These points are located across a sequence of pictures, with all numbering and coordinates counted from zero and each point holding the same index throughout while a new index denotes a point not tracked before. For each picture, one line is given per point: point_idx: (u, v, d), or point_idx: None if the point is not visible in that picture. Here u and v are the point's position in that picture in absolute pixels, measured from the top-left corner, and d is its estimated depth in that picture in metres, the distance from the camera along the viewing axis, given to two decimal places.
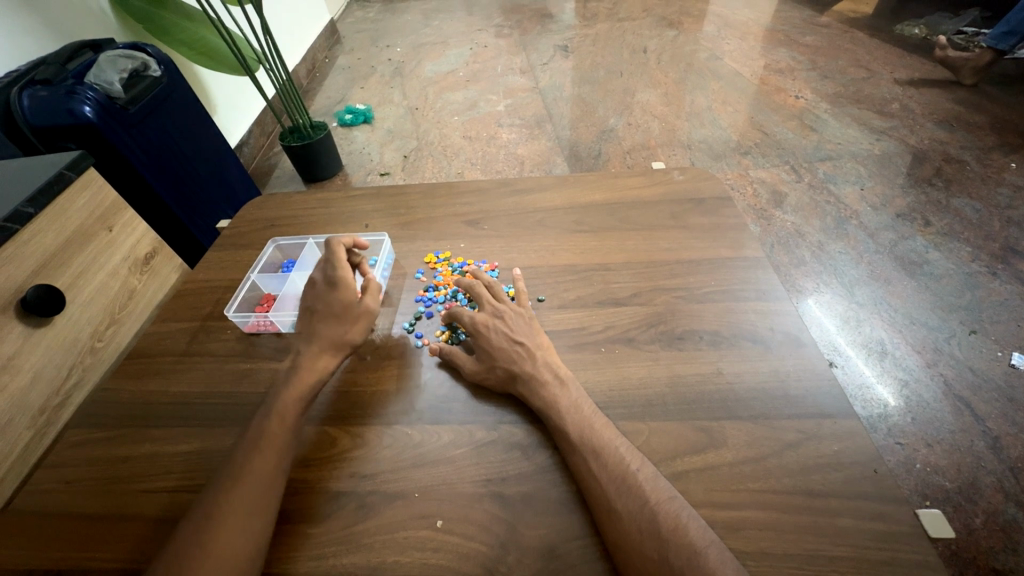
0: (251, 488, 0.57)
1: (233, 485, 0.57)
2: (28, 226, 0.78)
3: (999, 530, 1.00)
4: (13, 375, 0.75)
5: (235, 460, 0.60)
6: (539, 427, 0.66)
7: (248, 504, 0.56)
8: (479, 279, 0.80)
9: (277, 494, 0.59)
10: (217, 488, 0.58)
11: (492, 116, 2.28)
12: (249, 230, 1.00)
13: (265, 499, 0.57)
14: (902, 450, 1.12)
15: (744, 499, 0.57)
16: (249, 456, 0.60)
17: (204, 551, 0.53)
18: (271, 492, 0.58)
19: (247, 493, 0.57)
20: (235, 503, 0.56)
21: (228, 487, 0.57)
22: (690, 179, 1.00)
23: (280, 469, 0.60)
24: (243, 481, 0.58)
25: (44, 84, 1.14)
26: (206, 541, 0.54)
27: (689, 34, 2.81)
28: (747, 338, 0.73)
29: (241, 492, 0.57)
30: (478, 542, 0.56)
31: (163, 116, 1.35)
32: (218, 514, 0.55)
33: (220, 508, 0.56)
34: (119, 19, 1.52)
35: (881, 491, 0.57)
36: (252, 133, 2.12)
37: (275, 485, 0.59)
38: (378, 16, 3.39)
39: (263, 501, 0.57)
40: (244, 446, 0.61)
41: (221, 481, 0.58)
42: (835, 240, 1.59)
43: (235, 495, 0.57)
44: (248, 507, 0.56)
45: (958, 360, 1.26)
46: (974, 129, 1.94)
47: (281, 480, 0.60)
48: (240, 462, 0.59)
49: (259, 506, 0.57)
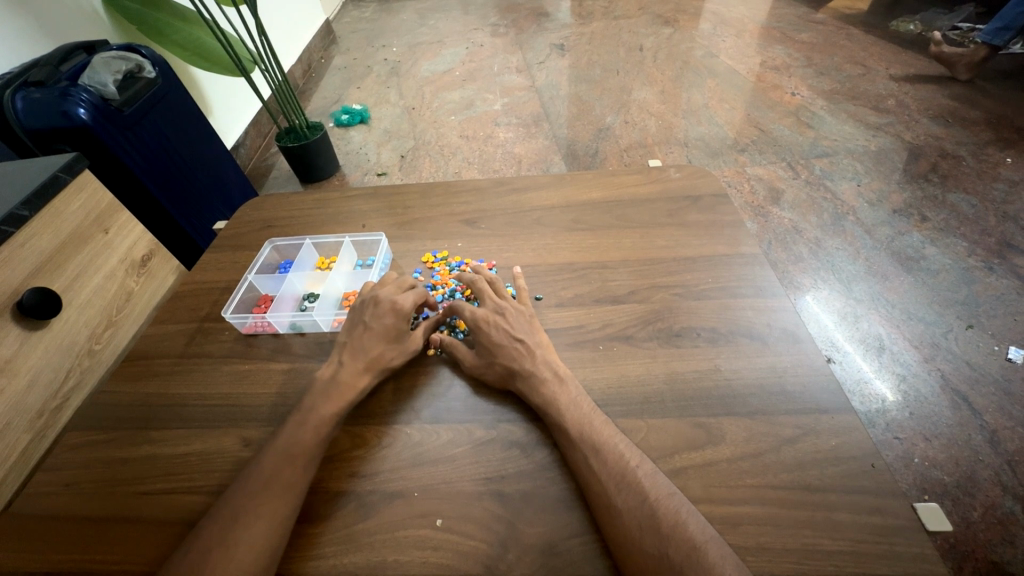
0: (274, 496, 0.57)
1: (257, 493, 0.58)
2: (22, 229, 0.77)
3: (996, 523, 1.00)
4: (10, 379, 0.75)
5: (261, 467, 0.60)
6: (538, 424, 0.66)
7: (269, 513, 0.56)
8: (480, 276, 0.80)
9: (299, 501, 0.59)
10: (241, 494, 0.58)
11: (489, 115, 2.28)
12: (246, 231, 1.00)
13: (286, 507, 0.57)
14: (900, 445, 1.12)
15: (744, 494, 0.57)
16: (277, 465, 0.60)
17: (225, 559, 0.53)
18: (292, 500, 0.58)
19: (270, 501, 0.57)
20: (260, 510, 0.56)
21: (253, 495, 0.57)
22: (686, 176, 1.00)
23: (305, 478, 0.60)
24: (268, 490, 0.58)
25: (38, 86, 1.13)
26: (226, 547, 0.54)
27: (685, 31, 2.81)
28: (745, 334, 0.73)
29: (266, 499, 0.57)
30: (478, 540, 0.56)
31: (158, 117, 1.34)
32: (241, 522, 0.55)
33: (242, 514, 0.56)
34: (113, 20, 1.51)
35: (879, 486, 0.57)
36: (247, 134, 2.12)
37: (296, 494, 0.59)
38: (374, 16, 3.38)
39: (282, 508, 0.57)
40: (273, 453, 0.61)
41: (245, 487, 0.58)
42: (833, 236, 1.59)
43: (259, 502, 0.57)
44: (269, 515, 0.56)
45: (955, 355, 1.26)
46: (970, 125, 1.94)
47: (304, 488, 0.60)
48: (270, 468, 0.59)
49: (281, 514, 0.57)
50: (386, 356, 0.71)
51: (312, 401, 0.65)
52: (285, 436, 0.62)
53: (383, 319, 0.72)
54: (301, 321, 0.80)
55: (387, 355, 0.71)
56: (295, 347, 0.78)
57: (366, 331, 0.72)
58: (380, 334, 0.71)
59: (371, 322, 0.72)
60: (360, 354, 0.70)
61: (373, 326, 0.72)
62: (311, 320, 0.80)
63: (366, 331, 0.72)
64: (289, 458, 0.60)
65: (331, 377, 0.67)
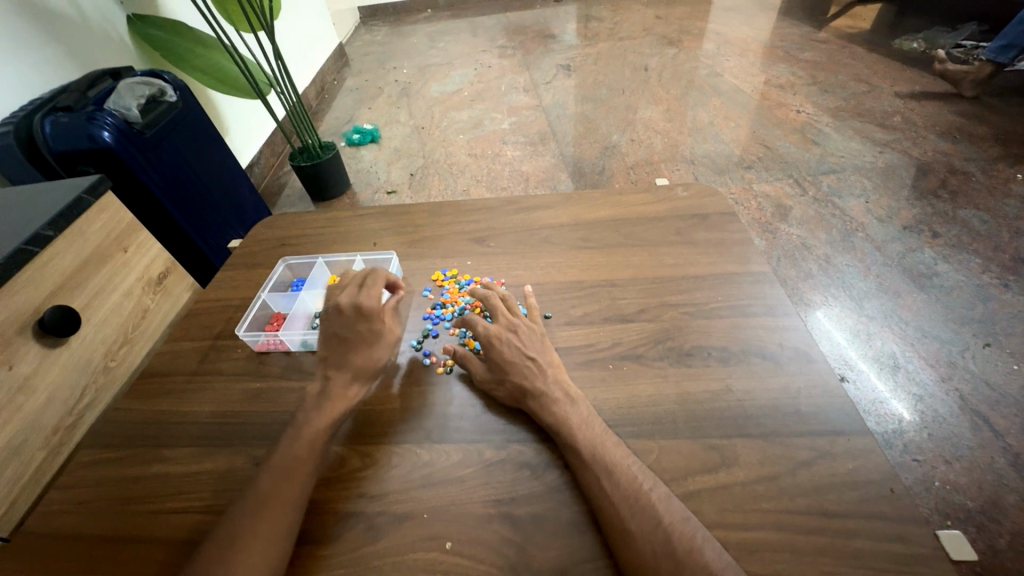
0: (274, 514, 0.57)
1: (256, 511, 0.57)
2: (47, 248, 0.79)
3: (1022, 550, 0.97)
4: (28, 397, 0.75)
5: (258, 485, 0.60)
6: (550, 445, 0.65)
7: (269, 532, 0.56)
8: (495, 290, 0.80)
9: (298, 520, 0.58)
10: (240, 513, 0.58)
11: (497, 134, 2.31)
12: (258, 250, 1.02)
13: (285, 525, 0.57)
14: (920, 467, 1.10)
15: (760, 519, 0.56)
16: (274, 483, 0.59)
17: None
18: (291, 518, 0.58)
19: (269, 520, 0.57)
20: (259, 529, 0.56)
21: (251, 513, 0.57)
22: (694, 194, 1.00)
23: (302, 494, 0.60)
24: (267, 508, 0.57)
25: (65, 111, 1.17)
26: (225, 569, 0.53)
27: (689, 51, 2.86)
28: (757, 353, 0.72)
29: (265, 518, 0.57)
30: (488, 564, 0.56)
31: (178, 139, 1.38)
32: (241, 542, 0.55)
33: (242, 534, 0.56)
34: (137, 47, 1.57)
35: (899, 511, 0.56)
36: (261, 153, 2.17)
37: (296, 511, 0.59)
38: (385, 39, 3.47)
39: (281, 527, 0.57)
40: (269, 471, 0.60)
41: (244, 506, 0.58)
42: (842, 253, 1.58)
43: (259, 521, 0.56)
44: (268, 535, 0.56)
45: (974, 374, 1.24)
46: (978, 141, 1.94)
47: (302, 505, 0.60)
48: (267, 485, 0.59)
49: (281, 533, 0.56)
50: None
51: (306, 417, 0.66)
52: (281, 453, 0.62)
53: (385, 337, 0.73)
54: (312, 339, 0.81)
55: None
56: (306, 365, 0.79)
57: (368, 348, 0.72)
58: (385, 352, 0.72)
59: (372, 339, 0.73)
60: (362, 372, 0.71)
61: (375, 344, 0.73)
62: None
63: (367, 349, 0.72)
64: (287, 476, 0.60)
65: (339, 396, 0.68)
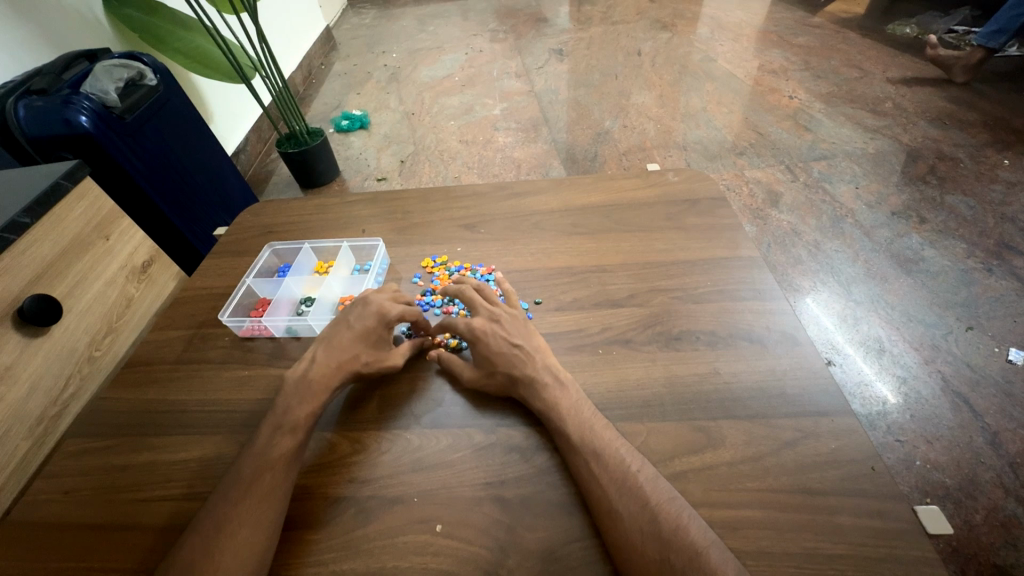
0: (256, 499, 0.57)
1: (240, 499, 0.57)
2: (25, 235, 0.77)
3: (998, 525, 1.00)
4: (11, 386, 0.75)
5: (240, 473, 0.59)
6: (540, 428, 0.66)
7: (252, 518, 0.56)
8: (470, 283, 0.79)
9: (285, 506, 0.59)
10: (223, 501, 0.57)
11: (488, 121, 2.28)
12: (244, 237, 1.00)
13: (271, 511, 0.57)
14: (902, 447, 1.12)
15: (744, 498, 0.57)
16: (255, 471, 0.59)
17: (210, 568, 0.53)
18: (275, 504, 0.58)
19: (254, 508, 0.57)
20: (243, 516, 0.56)
21: (236, 499, 0.57)
22: (684, 180, 1.00)
23: (288, 479, 0.60)
24: (251, 496, 0.57)
25: (40, 94, 1.14)
26: (211, 556, 0.53)
27: (683, 36, 2.83)
28: (744, 337, 0.73)
29: (249, 505, 0.57)
30: (478, 546, 0.56)
31: (158, 124, 1.35)
32: (226, 529, 0.55)
33: (226, 524, 0.55)
34: (114, 27, 1.53)
35: (880, 488, 0.57)
36: (248, 140, 2.14)
37: (282, 497, 0.59)
38: (374, 22, 3.41)
39: (266, 513, 0.57)
40: (253, 457, 0.60)
41: (227, 494, 0.58)
42: (832, 239, 1.59)
43: (242, 509, 0.56)
44: (253, 521, 0.56)
45: (956, 357, 1.26)
46: (967, 127, 1.95)
47: (289, 491, 0.60)
48: (249, 473, 0.59)
49: (267, 519, 0.57)
50: (361, 358, 0.70)
51: (281, 403, 0.65)
52: (260, 442, 0.62)
53: (364, 322, 0.71)
54: (297, 325, 0.81)
55: (366, 355, 0.70)
56: (291, 351, 0.79)
57: (346, 332, 0.71)
58: (358, 337, 0.70)
59: (353, 323, 0.71)
60: (334, 353, 0.69)
61: (353, 327, 0.71)
62: (306, 324, 0.80)
63: (344, 331, 0.71)
64: (267, 464, 0.60)
65: (310, 379, 0.67)
